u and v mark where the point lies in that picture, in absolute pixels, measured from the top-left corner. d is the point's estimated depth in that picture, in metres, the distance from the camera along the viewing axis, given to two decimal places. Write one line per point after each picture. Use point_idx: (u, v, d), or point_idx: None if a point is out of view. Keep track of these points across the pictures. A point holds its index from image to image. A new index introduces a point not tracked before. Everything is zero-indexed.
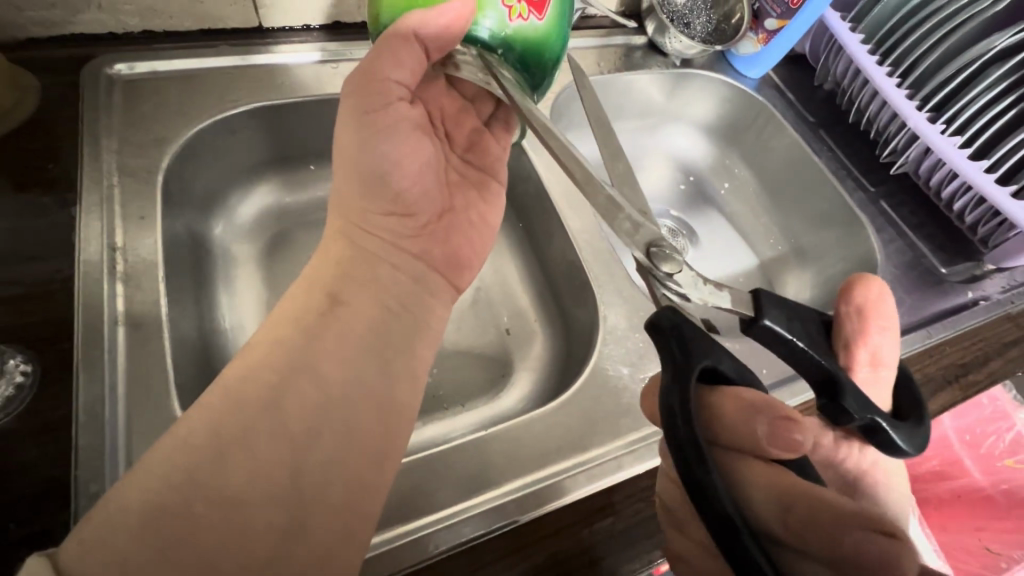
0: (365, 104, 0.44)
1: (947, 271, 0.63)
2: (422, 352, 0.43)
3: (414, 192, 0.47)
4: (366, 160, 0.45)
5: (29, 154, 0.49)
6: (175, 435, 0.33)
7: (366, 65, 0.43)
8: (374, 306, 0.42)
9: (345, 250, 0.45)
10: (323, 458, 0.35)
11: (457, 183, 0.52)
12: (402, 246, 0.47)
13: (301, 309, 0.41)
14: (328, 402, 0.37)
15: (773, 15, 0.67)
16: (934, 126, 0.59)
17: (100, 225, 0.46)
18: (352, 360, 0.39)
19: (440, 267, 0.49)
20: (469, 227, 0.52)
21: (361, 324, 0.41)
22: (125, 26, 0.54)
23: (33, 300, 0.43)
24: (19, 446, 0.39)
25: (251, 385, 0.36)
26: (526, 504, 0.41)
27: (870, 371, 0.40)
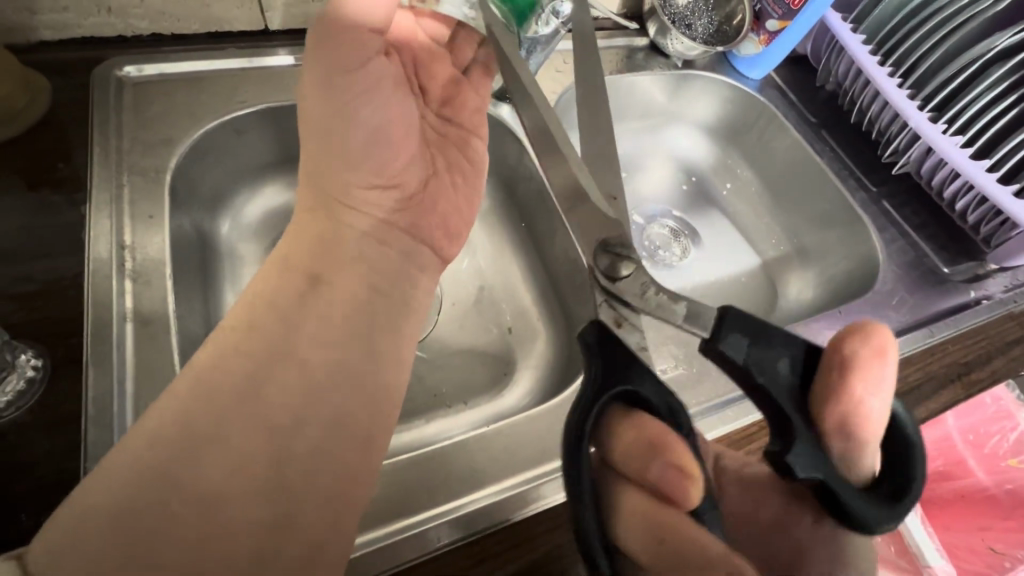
0: (340, 60, 0.43)
1: (949, 271, 0.63)
2: (410, 331, 0.45)
3: (398, 162, 0.48)
4: (345, 127, 0.45)
5: (40, 154, 0.50)
6: (178, 429, 0.34)
7: (338, 24, 0.42)
8: (356, 284, 0.44)
9: (324, 226, 0.46)
10: (311, 447, 0.36)
11: (436, 143, 0.54)
12: (389, 219, 0.49)
13: (278, 284, 0.42)
14: (312, 390, 0.38)
15: (774, 17, 0.67)
16: (935, 126, 0.59)
17: (110, 224, 0.47)
18: (334, 344, 0.40)
19: (429, 237, 0.51)
20: (453, 194, 0.54)
21: (343, 305, 0.42)
22: (134, 29, 0.55)
23: (45, 297, 0.44)
24: (30, 439, 0.39)
25: (235, 365, 0.37)
26: (528, 499, 0.42)
27: (855, 444, 0.34)
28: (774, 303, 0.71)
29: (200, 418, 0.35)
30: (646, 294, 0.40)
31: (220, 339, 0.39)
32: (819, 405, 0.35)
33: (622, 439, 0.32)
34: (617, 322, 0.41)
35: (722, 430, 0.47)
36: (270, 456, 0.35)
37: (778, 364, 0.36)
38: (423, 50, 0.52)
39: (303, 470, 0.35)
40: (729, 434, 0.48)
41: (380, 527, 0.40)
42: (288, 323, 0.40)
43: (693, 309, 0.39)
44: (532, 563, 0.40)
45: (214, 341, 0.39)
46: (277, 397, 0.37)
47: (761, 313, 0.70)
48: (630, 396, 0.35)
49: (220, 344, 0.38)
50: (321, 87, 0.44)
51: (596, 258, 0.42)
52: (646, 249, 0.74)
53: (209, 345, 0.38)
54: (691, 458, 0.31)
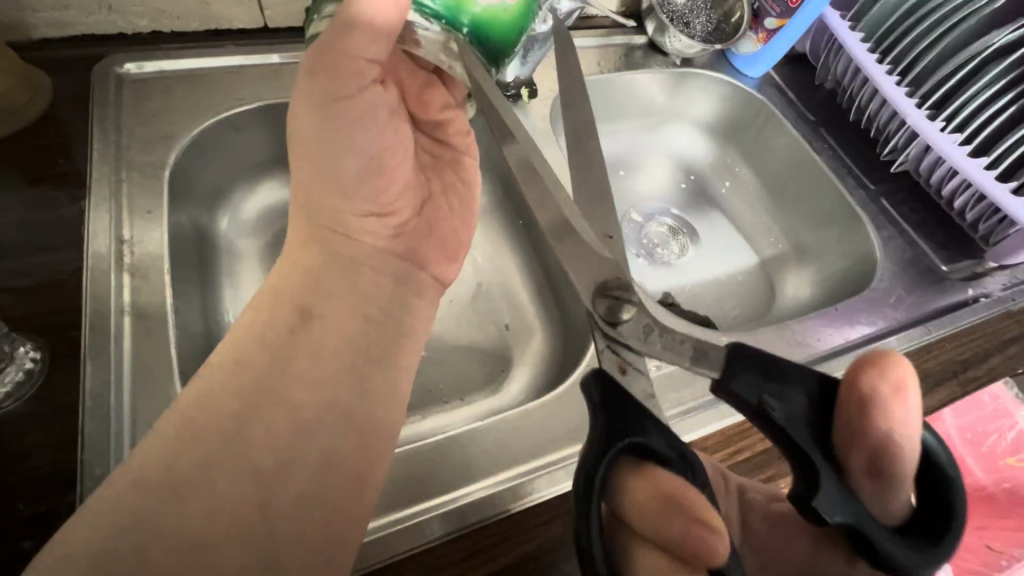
0: (331, 90, 0.42)
1: (947, 269, 0.62)
2: (410, 363, 0.45)
3: (394, 190, 0.49)
4: (339, 155, 0.45)
5: (40, 149, 0.50)
6: (150, 466, 0.35)
7: (332, 40, 0.39)
8: (351, 316, 0.44)
9: (316, 253, 0.47)
10: (298, 492, 0.36)
11: (431, 166, 0.54)
12: (387, 245, 0.50)
13: (271, 320, 0.42)
14: (300, 426, 0.38)
15: (773, 15, 0.68)
16: (933, 123, 0.59)
17: (109, 218, 0.47)
18: (326, 382, 0.40)
19: (419, 259, 0.51)
20: (450, 215, 0.54)
21: (332, 338, 0.43)
22: (135, 27, 0.55)
23: (45, 289, 0.45)
24: (27, 429, 0.40)
25: (226, 397, 0.38)
26: (518, 492, 0.42)
27: (887, 482, 0.34)
28: (771, 301, 0.71)
29: (207, 453, 0.36)
30: (650, 337, 0.40)
31: (220, 362, 0.40)
32: (844, 447, 0.35)
33: (633, 497, 0.32)
34: (621, 368, 0.39)
35: (711, 426, 0.47)
36: (257, 502, 0.35)
37: (788, 410, 0.35)
38: (421, 82, 0.52)
39: (288, 522, 0.35)
40: (723, 429, 0.48)
41: (380, 515, 0.40)
42: (281, 353, 0.41)
43: (699, 349, 0.38)
44: (526, 554, 0.40)
45: (211, 375, 0.39)
46: (267, 435, 0.37)
47: (758, 310, 0.70)
48: (640, 448, 0.34)
49: (213, 379, 0.39)
50: (311, 118, 0.43)
51: (596, 302, 0.40)
52: (645, 249, 0.74)
53: (202, 380, 0.39)
54: (714, 516, 0.31)
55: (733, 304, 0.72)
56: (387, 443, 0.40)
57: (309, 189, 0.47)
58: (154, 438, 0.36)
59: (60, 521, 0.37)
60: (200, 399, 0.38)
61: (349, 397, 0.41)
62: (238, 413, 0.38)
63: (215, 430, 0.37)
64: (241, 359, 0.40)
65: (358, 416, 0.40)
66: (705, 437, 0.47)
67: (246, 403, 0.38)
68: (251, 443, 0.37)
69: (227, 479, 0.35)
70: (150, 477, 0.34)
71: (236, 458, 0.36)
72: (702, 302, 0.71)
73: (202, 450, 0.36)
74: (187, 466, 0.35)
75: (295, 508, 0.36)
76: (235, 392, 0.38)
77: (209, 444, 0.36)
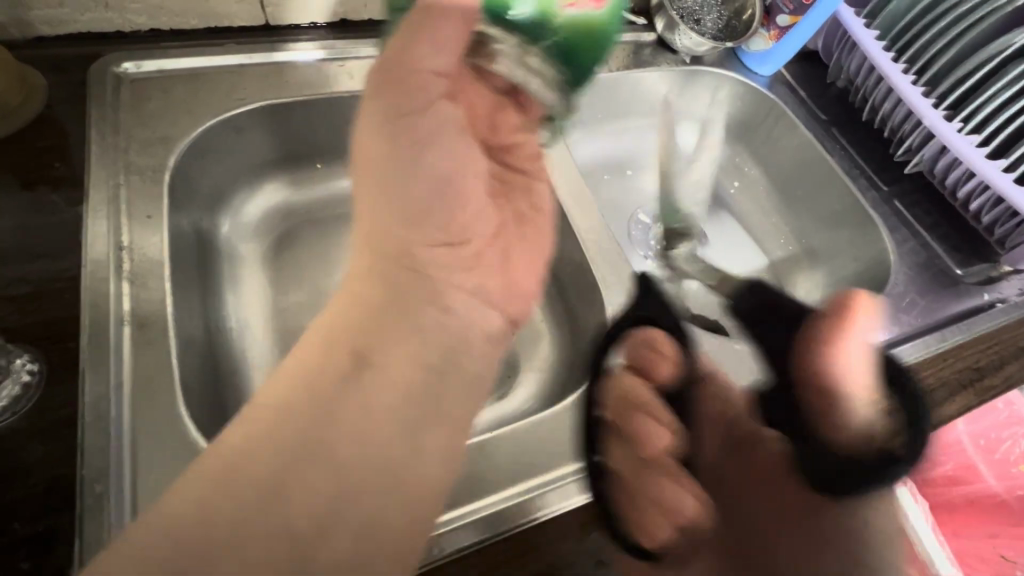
0: (406, 104, 0.43)
1: (962, 272, 0.61)
2: (470, 415, 0.42)
3: (466, 217, 0.48)
4: (411, 177, 0.44)
5: (37, 152, 0.49)
6: (181, 515, 0.32)
7: (394, 54, 0.42)
8: (410, 366, 0.41)
9: (377, 292, 0.43)
10: (347, 554, 0.34)
11: (497, 192, 0.53)
12: (451, 279, 0.46)
13: (334, 365, 0.39)
14: (350, 486, 0.35)
15: (785, 12, 0.66)
16: (951, 124, 0.58)
17: (107, 225, 0.46)
18: (373, 440, 0.37)
19: (500, 299, 0.49)
20: (522, 245, 0.52)
21: (395, 392, 0.39)
22: (133, 24, 0.54)
23: (41, 298, 0.44)
24: (25, 445, 0.39)
25: (273, 455, 0.35)
26: (529, 506, 0.41)
27: None
28: None
29: (248, 512, 0.33)
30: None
31: (266, 407, 0.37)
32: None
33: None
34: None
35: None
36: (300, 561, 0.33)
37: None
38: (492, 106, 0.50)
39: None
40: None
41: None
42: (348, 404, 0.37)
43: None
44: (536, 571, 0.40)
45: (250, 421, 0.36)
46: (307, 493, 0.34)
47: None
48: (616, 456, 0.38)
49: (258, 425, 0.36)
50: (380, 133, 0.44)
51: None
52: (651, 249, 0.73)
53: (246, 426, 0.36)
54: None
55: None
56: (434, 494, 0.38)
57: (384, 219, 0.46)
58: (194, 478, 0.33)
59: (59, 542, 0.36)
60: (247, 450, 0.35)
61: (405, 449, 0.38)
62: (278, 470, 0.34)
63: (249, 492, 0.33)
64: (277, 412, 0.37)
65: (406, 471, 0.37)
66: None
67: (294, 457, 0.35)
68: (292, 510, 0.34)
69: (268, 544, 0.33)
70: None
71: (274, 526, 0.33)
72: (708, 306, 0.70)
73: (240, 500, 0.33)
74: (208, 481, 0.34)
75: None
76: (273, 458, 0.35)
77: (249, 503, 0.33)
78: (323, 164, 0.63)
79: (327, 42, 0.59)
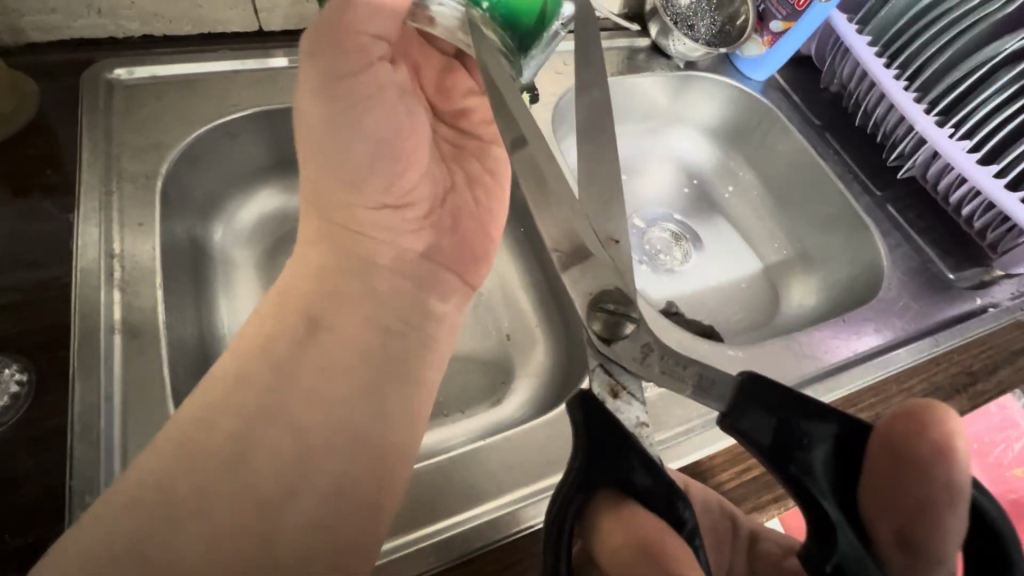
0: (336, 66, 0.42)
1: (955, 277, 0.62)
2: (428, 376, 0.44)
3: (409, 179, 0.48)
4: (348, 139, 0.44)
5: (28, 159, 0.49)
6: (146, 490, 0.34)
7: (330, 20, 0.41)
8: (360, 325, 0.43)
9: (326, 257, 0.46)
10: (307, 510, 0.35)
11: (453, 156, 0.53)
12: (403, 243, 0.49)
13: (288, 328, 0.42)
14: (303, 445, 0.37)
15: (779, 18, 0.66)
16: (942, 130, 0.58)
17: (99, 232, 0.46)
18: (327, 398, 0.39)
19: (452, 262, 0.51)
20: (476, 210, 0.53)
21: (345, 352, 0.42)
22: (126, 31, 0.54)
23: (32, 307, 0.43)
24: (15, 456, 0.39)
25: (228, 414, 0.37)
26: (524, 513, 0.41)
27: None
28: (775, 310, 0.70)
29: (205, 475, 0.35)
30: (648, 359, 0.35)
31: (225, 373, 0.39)
32: None
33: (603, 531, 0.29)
34: (612, 392, 0.36)
35: (722, 443, 0.46)
36: (259, 528, 0.34)
37: (812, 451, 0.33)
38: (444, 75, 0.52)
39: (292, 552, 0.33)
40: (730, 447, 0.47)
41: (390, 538, 0.40)
42: (304, 360, 0.40)
43: (705, 376, 0.34)
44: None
45: (209, 387, 0.38)
46: (267, 453, 0.36)
47: (761, 318, 0.69)
48: (624, 483, 0.31)
49: (217, 390, 0.38)
50: (316, 99, 0.43)
51: (590, 319, 0.37)
52: (646, 254, 0.73)
53: (202, 397, 0.38)
54: (692, 569, 0.27)
55: (735, 311, 0.71)
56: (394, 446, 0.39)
57: (335, 191, 0.47)
58: (152, 454, 0.35)
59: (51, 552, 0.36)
60: (204, 418, 0.37)
61: (357, 401, 0.40)
62: (239, 431, 0.37)
63: (210, 452, 0.35)
64: (237, 377, 0.39)
65: (361, 421, 0.39)
66: (715, 454, 0.46)
67: (248, 421, 0.37)
68: (254, 462, 0.36)
69: (230, 501, 0.34)
70: (142, 495, 0.33)
71: (231, 486, 0.35)
72: (704, 311, 0.70)
73: (206, 464, 0.35)
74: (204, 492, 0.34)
75: (302, 541, 0.34)
76: (230, 418, 0.37)
77: (209, 474, 0.35)
78: None
79: None
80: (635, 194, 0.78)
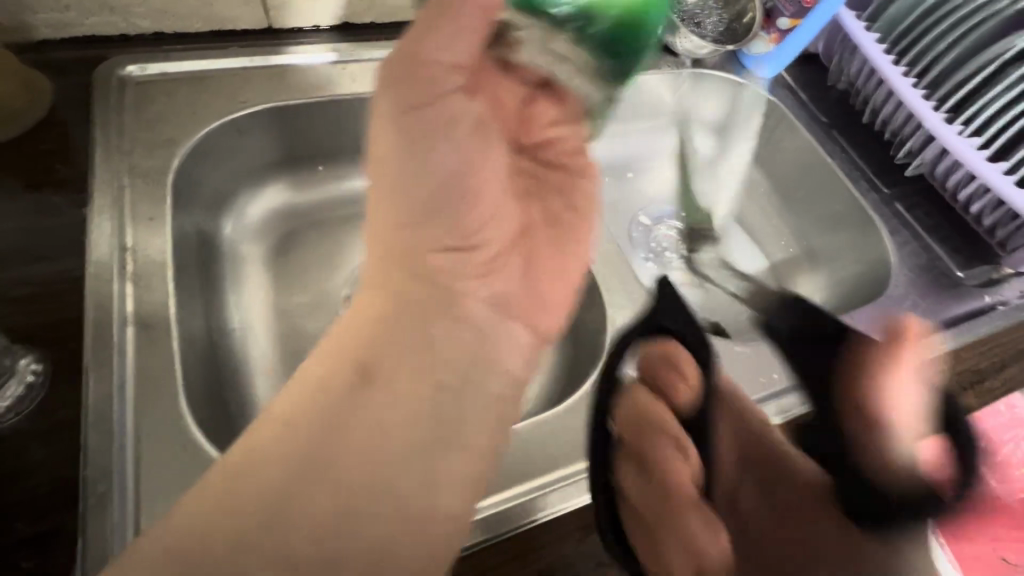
0: (427, 89, 0.40)
1: (963, 275, 0.61)
2: (483, 440, 0.41)
3: (477, 219, 0.45)
4: (417, 172, 0.42)
5: (42, 154, 0.49)
6: (189, 530, 0.34)
7: (411, 46, 0.39)
8: (417, 386, 0.41)
9: (383, 304, 0.44)
10: (343, 567, 0.35)
11: (534, 191, 0.51)
12: (463, 288, 0.46)
13: (347, 376, 0.40)
14: (346, 501, 0.36)
15: (785, 15, 0.66)
16: (951, 127, 0.58)
17: (111, 225, 0.47)
18: (381, 459, 0.38)
19: (521, 313, 0.48)
20: (553, 255, 0.50)
21: (397, 411, 0.40)
22: (137, 28, 0.54)
23: (45, 300, 0.44)
24: (30, 445, 0.39)
25: (278, 464, 0.36)
26: (533, 507, 0.42)
27: None
28: None
29: (245, 525, 0.34)
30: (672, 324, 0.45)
31: (287, 415, 0.39)
32: None
33: None
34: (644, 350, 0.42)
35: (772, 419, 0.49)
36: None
37: None
38: (518, 115, 0.48)
39: None
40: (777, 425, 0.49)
41: None
42: (362, 415, 0.39)
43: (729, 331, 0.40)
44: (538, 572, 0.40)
45: (257, 431, 0.38)
46: (309, 517, 0.35)
47: None
48: None
49: (268, 437, 0.37)
50: (391, 133, 0.42)
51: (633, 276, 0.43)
52: (652, 251, 0.73)
53: (262, 438, 0.38)
54: None
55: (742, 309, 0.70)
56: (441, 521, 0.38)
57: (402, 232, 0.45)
58: (195, 497, 0.35)
59: (63, 541, 0.37)
60: (251, 458, 0.36)
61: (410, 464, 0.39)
62: (281, 481, 0.36)
63: (251, 503, 0.35)
64: (288, 423, 0.38)
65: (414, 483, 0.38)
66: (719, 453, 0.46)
67: (295, 476, 0.36)
68: (296, 520, 0.35)
69: (264, 551, 0.34)
70: (186, 539, 0.33)
71: (273, 542, 0.34)
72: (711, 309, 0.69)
73: (249, 514, 0.35)
74: (242, 537, 0.34)
75: None
76: (279, 470, 0.36)
77: (249, 527, 0.34)
78: (325, 165, 0.63)
79: (330, 44, 0.59)
80: (643, 191, 0.78)
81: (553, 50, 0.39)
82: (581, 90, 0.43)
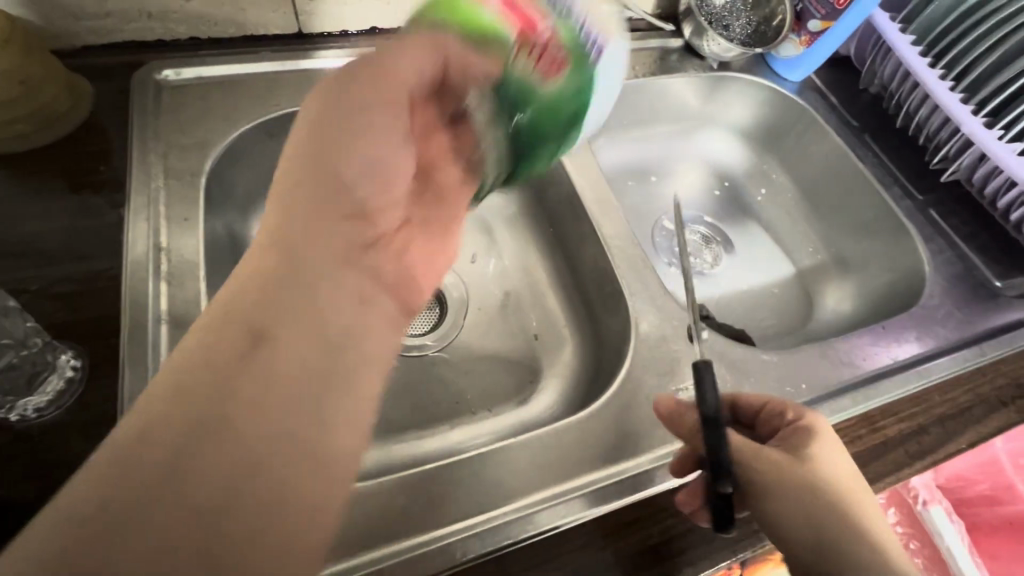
0: (389, 78, 0.39)
1: (1002, 285, 0.59)
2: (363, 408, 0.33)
3: (392, 194, 0.41)
4: (366, 139, 0.38)
5: (82, 156, 0.51)
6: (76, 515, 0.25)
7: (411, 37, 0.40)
8: (310, 353, 0.32)
9: (270, 265, 0.34)
10: None
11: (415, 198, 0.47)
12: (352, 260, 0.37)
13: (205, 371, 0.29)
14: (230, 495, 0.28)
15: (817, 16, 0.64)
16: (991, 132, 0.56)
17: (147, 226, 0.48)
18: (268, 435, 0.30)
19: (389, 287, 0.39)
20: (421, 250, 0.45)
21: (289, 380, 0.31)
22: (173, 34, 0.56)
23: (84, 297, 0.45)
24: (67, 439, 0.40)
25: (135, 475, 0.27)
26: (554, 513, 0.41)
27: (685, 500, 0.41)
28: (809, 316, 0.68)
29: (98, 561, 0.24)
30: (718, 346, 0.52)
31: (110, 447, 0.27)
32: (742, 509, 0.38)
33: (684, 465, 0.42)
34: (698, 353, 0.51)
35: None
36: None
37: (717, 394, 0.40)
38: (429, 123, 0.46)
39: None
40: None
41: (412, 535, 0.39)
42: (236, 394, 0.29)
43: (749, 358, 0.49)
44: None
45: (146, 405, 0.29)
46: (172, 526, 0.26)
47: (796, 324, 0.67)
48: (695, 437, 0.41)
49: (156, 406, 0.29)
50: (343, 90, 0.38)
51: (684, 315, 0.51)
52: (676, 256, 0.72)
53: (46, 514, 0.25)
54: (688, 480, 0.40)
55: (769, 316, 0.68)
56: (327, 522, 0.30)
57: (288, 208, 0.36)
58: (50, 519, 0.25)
59: None
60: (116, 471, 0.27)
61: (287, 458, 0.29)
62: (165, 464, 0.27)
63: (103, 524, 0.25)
64: (175, 392, 0.29)
65: (292, 484, 0.29)
66: None
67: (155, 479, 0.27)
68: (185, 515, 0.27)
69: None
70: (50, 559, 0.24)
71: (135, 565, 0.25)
72: (736, 316, 0.68)
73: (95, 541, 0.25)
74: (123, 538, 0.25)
75: None
76: (142, 470, 0.27)
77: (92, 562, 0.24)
78: None
79: (358, 49, 0.60)
80: (667, 195, 0.77)
81: (488, 134, 0.47)
82: (488, 154, 0.48)
